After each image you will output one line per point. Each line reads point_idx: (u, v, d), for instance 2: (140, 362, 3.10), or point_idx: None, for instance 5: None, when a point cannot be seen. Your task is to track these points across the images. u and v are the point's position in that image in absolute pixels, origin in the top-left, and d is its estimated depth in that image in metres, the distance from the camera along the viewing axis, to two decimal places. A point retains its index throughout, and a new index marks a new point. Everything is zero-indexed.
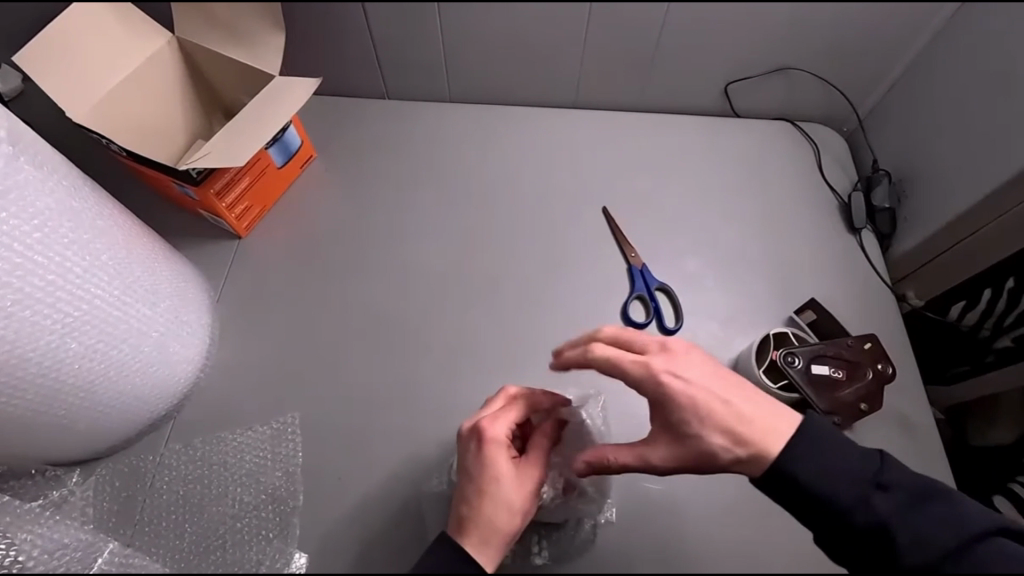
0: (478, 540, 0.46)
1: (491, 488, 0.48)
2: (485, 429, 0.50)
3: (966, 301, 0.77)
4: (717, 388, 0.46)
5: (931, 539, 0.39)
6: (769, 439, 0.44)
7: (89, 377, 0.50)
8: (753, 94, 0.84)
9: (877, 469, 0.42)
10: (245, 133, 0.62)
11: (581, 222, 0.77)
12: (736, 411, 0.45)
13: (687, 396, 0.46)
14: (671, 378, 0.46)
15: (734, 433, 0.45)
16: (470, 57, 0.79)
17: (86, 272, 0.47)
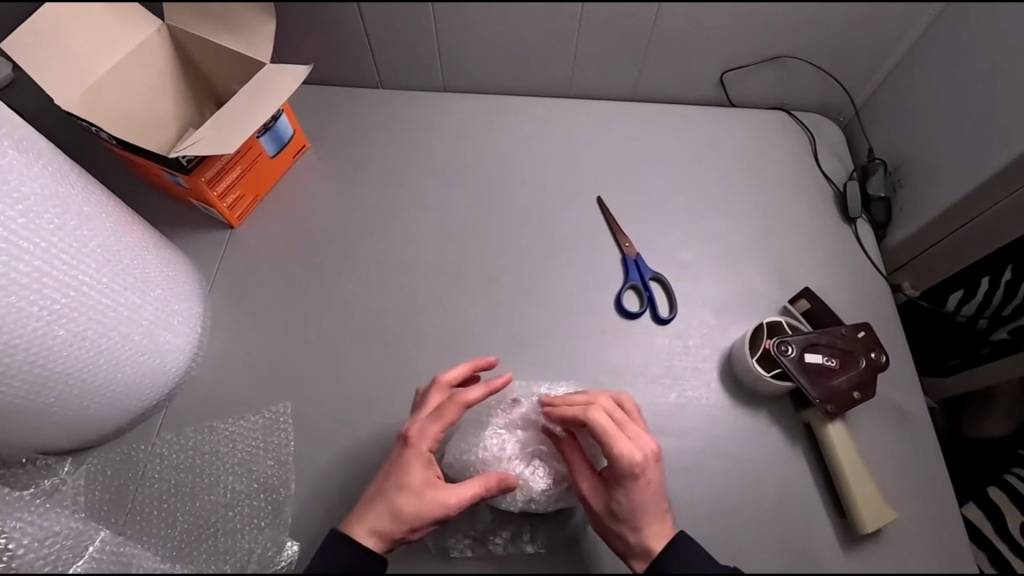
0: (361, 526, 0.52)
1: (392, 488, 0.52)
2: (409, 432, 0.55)
3: (964, 291, 0.76)
4: (653, 495, 0.52)
5: None
6: (655, 543, 0.52)
7: (77, 364, 0.50)
8: (748, 83, 0.83)
9: None
10: (236, 121, 0.62)
11: (575, 212, 0.76)
12: (658, 517, 0.52)
13: (637, 490, 0.52)
14: (641, 474, 0.51)
15: (636, 527, 0.52)
16: (464, 47, 0.79)
17: (72, 259, 0.47)
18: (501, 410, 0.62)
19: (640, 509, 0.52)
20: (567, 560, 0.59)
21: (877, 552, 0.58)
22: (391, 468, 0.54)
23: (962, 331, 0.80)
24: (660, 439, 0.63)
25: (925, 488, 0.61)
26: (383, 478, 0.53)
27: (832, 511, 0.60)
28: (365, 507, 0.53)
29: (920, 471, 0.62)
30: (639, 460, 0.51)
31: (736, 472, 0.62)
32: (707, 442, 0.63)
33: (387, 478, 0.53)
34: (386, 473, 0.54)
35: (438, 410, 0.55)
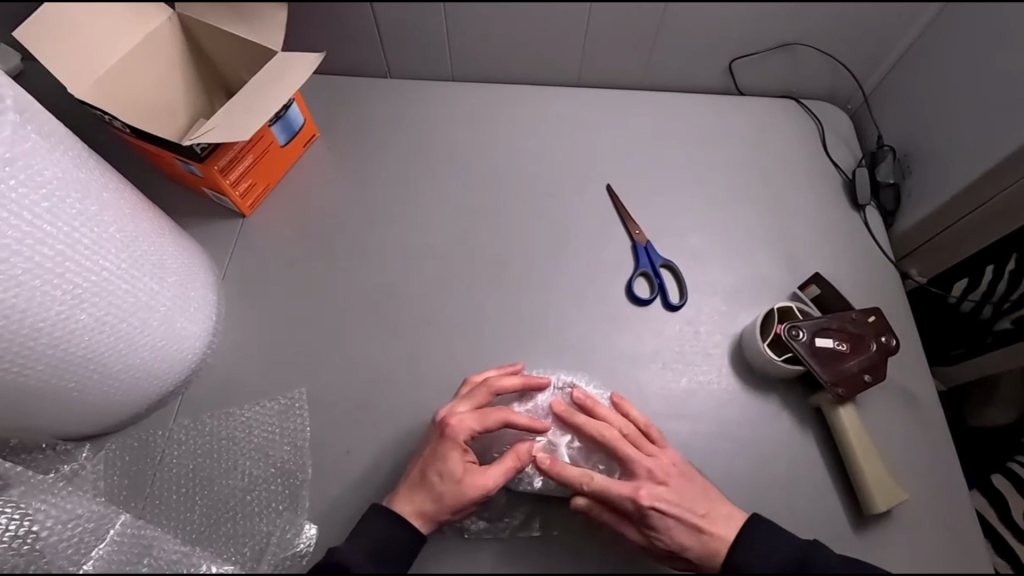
0: (403, 503, 0.55)
1: (433, 476, 0.55)
2: (449, 423, 0.56)
3: (969, 280, 0.77)
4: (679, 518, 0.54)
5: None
6: (697, 550, 0.54)
7: (98, 348, 0.50)
8: (756, 72, 0.83)
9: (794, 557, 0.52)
10: (250, 109, 0.62)
11: (585, 200, 0.77)
12: (690, 528, 0.54)
13: (655, 519, 0.54)
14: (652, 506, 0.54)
15: (670, 542, 0.54)
16: (473, 37, 0.79)
17: (94, 243, 0.47)
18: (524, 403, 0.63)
19: (666, 529, 0.54)
20: (582, 543, 0.60)
21: (888, 532, 0.59)
22: (430, 456, 0.56)
23: (966, 320, 0.81)
24: (672, 423, 0.64)
25: (935, 470, 0.62)
26: (423, 465, 0.56)
27: (843, 493, 0.61)
28: (409, 489, 0.56)
29: (930, 454, 0.63)
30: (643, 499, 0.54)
31: (749, 456, 0.62)
32: (718, 426, 0.64)
33: (426, 466, 0.56)
34: (426, 459, 0.56)
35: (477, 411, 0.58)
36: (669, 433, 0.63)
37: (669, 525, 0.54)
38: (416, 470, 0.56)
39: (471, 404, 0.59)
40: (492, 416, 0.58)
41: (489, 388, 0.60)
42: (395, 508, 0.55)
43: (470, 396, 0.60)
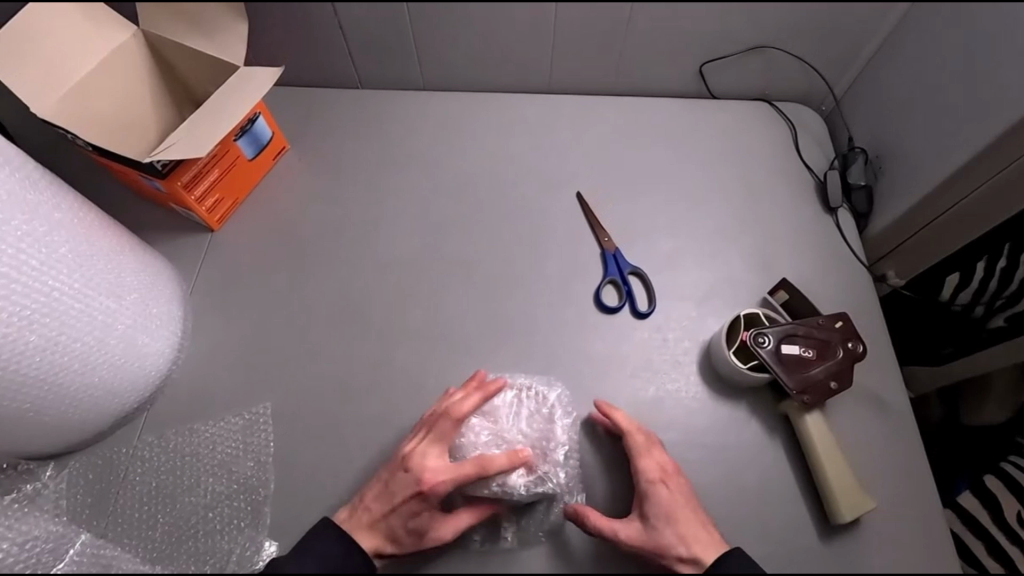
0: (363, 529, 0.55)
1: (398, 527, 0.55)
2: (425, 479, 0.55)
3: (960, 278, 0.77)
4: (688, 505, 0.56)
5: None
6: (706, 550, 0.54)
7: (52, 369, 0.50)
8: (728, 75, 0.82)
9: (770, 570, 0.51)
10: (208, 125, 0.62)
11: (555, 208, 0.76)
12: (700, 523, 0.55)
13: (670, 502, 0.56)
14: (669, 485, 0.57)
15: (680, 532, 0.54)
16: (441, 46, 0.78)
17: (43, 265, 0.48)
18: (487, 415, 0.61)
19: (678, 516, 0.55)
20: (547, 558, 0.59)
21: (859, 538, 0.58)
22: (398, 511, 0.55)
23: (956, 318, 0.82)
24: None
25: (907, 476, 0.61)
26: (389, 514, 0.55)
27: (812, 500, 0.60)
28: (366, 524, 0.55)
29: (901, 461, 0.62)
30: (663, 475, 0.57)
31: (717, 466, 0.61)
32: (686, 435, 0.63)
33: (394, 517, 0.55)
34: (392, 510, 0.55)
35: (458, 469, 0.55)
36: None
37: (668, 507, 0.55)
38: (378, 508, 0.56)
39: (442, 449, 0.57)
40: (464, 467, 0.55)
41: (456, 416, 0.58)
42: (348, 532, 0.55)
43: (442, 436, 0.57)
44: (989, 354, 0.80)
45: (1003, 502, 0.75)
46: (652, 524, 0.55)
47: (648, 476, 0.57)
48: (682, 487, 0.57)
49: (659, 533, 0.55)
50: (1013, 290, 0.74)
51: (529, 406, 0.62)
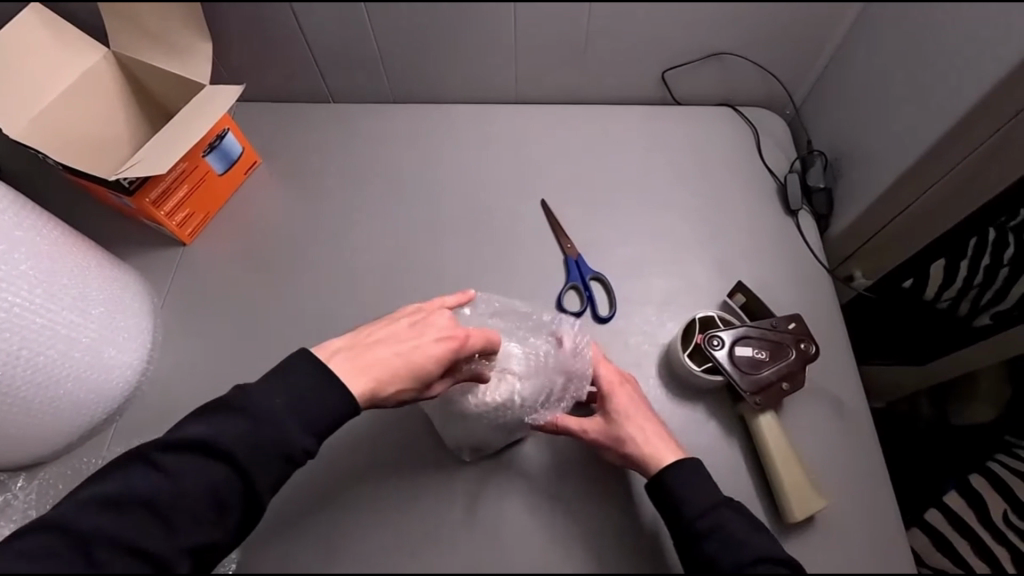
0: (355, 378, 0.50)
1: (387, 369, 0.52)
2: (422, 314, 0.57)
3: (948, 259, 0.77)
4: (645, 418, 0.60)
5: (742, 545, 0.50)
6: (665, 455, 0.57)
7: (15, 381, 0.52)
8: (690, 83, 0.83)
9: (722, 502, 0.53)
10: (175, 141, 0.64)
11: (520, 216, 0.78)
12: (657, 434, 0.59)
13: (626, 410, 0.60)
14: (621, 397, 0.61)
15: (641, 440, 0.58)
16: (408, 61, 0.80)
17: (1, 280, 0.50)
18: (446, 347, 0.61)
19: (636, 423, 0.59)
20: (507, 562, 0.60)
21: (815, 536, 0.59)
22: (418, 335, 0.54)
23: (943, 317, 0.84)
24: None
25: (865, 475, 0.62)
26: (388, 360, 0.52)
27: (768, 502, 0.60)
28: (362, 372, 0.51)
29: (860, 463, 0.62)
30: (615, 384, 0.62)
31: None
32: None
33: (383, 359, 0.52)
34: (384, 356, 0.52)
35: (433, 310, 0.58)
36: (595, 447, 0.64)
37: (627, 410, 0.60)
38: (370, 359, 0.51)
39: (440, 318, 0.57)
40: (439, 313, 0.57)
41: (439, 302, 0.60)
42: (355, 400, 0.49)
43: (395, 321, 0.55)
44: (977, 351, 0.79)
45: (991, 504, 0.74)
46: (613, 433, 0.59)
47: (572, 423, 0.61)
48: (634, 398, 0.62)
49: (620, 442, 0.59)
50: (999, 286, 0.74)
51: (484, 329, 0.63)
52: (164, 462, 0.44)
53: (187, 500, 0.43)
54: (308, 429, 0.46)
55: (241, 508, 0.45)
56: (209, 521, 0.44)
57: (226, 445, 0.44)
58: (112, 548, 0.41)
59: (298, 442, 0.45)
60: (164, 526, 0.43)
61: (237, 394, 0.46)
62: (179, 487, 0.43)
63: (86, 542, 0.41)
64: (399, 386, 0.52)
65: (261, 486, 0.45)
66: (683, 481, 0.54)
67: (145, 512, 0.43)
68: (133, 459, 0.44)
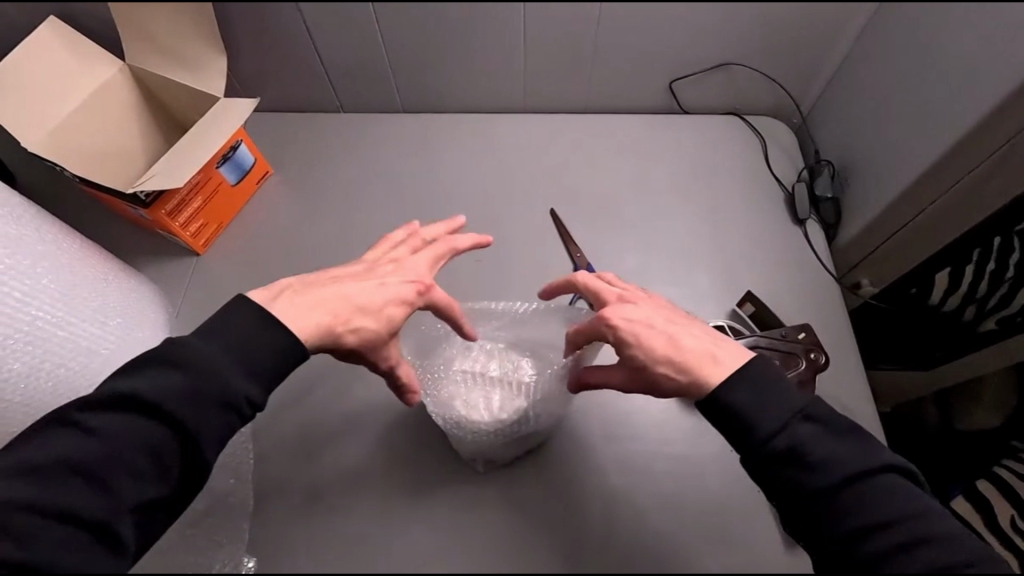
0: (296, 313, 0.46)
1: (340, 307, 0.48)
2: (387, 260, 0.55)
3: (952, 268, 0.75)
4: (668, 330, 0.50)
5: (834, 463, 0.42)
6: (708, 368, 0.47)
7: (37, 395, 0.53)
8: (697, 91, 0.84)
9: (798, 409, 0.44)
10: (191, 153, 0.66)
11: (529, 225, 0.78)
12: (691, 342, 0.49)
13: (639, 331, 0.50)
14: (630, 319, 0.51)
15: (675, 357, 0.49)
16: (417, 70, 0.80)
17: (25, 295, 0.51)
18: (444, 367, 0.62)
19: (657, 341, 0.49)
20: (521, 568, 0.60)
21: None
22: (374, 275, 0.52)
23: (947, 320, 0.82)
24: (614, 445, 0.65)
25: None
26: (344, 296, 0.49)
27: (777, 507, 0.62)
28: (307, 305, 0.47)
29: None
30: (614, 308, 0.51)
31: (675, 477, 0.64)
32: (656, 446, 0.65)
33: (335, 293, 0.49)
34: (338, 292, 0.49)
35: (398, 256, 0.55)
36: (608, 456, 0.65)
37: (638, 328, 0.50)
38: (323, 294, 0.48)
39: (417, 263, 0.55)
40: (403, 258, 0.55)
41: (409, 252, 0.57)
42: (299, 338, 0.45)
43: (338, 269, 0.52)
44: (979, 357, 0.78)
45: (993, 507, 0.73)
46: (637, 367, 0.51)
47: (602, 378, 0.55)
48: (652, 313, 0.52)
49: (653, 373, 0.50)
50: (1003, 293, 0.71)
51: (477, 353, 0.63)
52: (90, 423, 0.41)
53: (119, 459, 0.40)
54: (243, 368, 0.43)
55: (183, 462, 0.42)
56: (150, 474, 0.41)
57: (163, 402, 0.41)
58: (49, 518, 0.40)
59: (234, 386, 0.42)
60: (102, 488, 0.40)
61: (171, 344, 0.43)
62: (106, 446, 0.40)
63: (17, 514, 0.39)
64: (355, 318, 0.49)
65: (202, 435, 0.41)
66: (747, 395, 0.45)
67: (76, 475, 0.40)
68: (55, 423, 0.42)
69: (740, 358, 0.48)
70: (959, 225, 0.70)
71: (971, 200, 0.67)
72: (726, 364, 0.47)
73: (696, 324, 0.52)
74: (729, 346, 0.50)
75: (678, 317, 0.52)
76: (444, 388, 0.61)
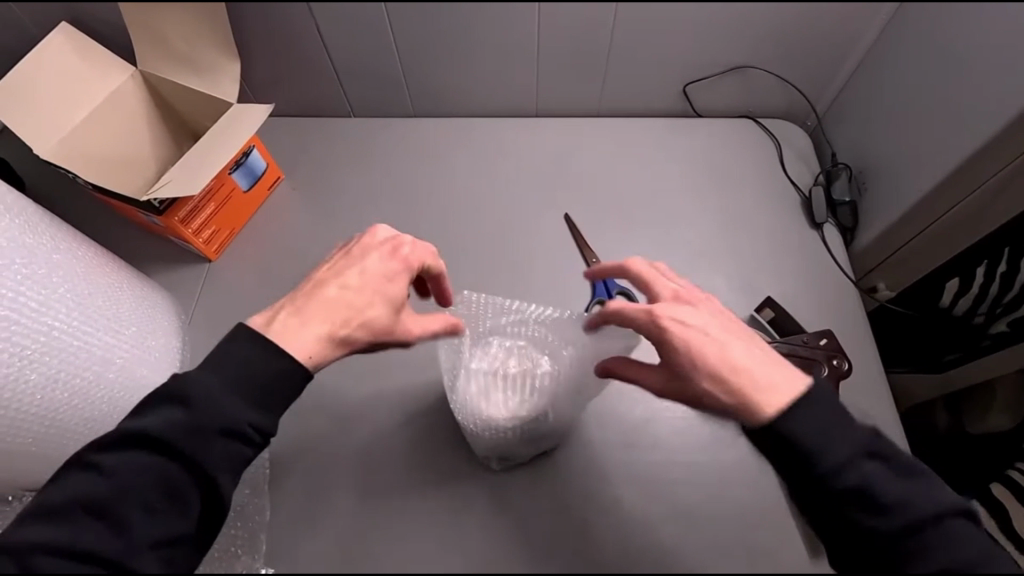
0: (289, 334, 0.45)
1: (336, 321, 0.47)
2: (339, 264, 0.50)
3: (960, 279, 0.78)
4: (722, 342, 0.49)
5: (897, 501, 0.42)
6: (766, 395, 0.46)
7: (53, 404, 0.53)
8: (712, 95, 0.83)
9: (865, 445, 0.44)
10: (206, 160, 0.65)
11: (544, 231, 0.78)
12: (748, 363, 0.48)
13: (691, 338, 0.49)
14: (684, 324, 0.50)
15: (729, 376, 0.47)
16: (431, 75, 0.79)
17: (41, 305, 0.51)
18: (468, 364, 0.62)
19: (709, 351, 0.48)
20: None
21: None
22: (342, 286, 0.49)
23: (957, 324, 0.83)
24: (633, 454, 0.64)
25: None
26: (331, 313, 0.47)
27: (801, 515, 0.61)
28: (298, 329, 0.46)
29: None
30: (667, 306, 0.50)
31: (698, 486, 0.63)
32: (677, 454, 0.64)
33: (314, 310, 0.47)
34: (317, 307, 0.47)
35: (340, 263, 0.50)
36: (630, 463, 0.64)
37: (690, 339, 0.49)
38: (306, 314, 0.47)
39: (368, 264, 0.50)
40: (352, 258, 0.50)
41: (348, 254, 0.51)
42: (304, 361, 0.45)
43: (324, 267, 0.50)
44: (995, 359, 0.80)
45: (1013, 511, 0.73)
46: (681, 375, 0.50)
47: (636, 377, 0.54)
48: (705, 319, 0.50)
49: (701, 386, 0.49)
50: (1015, 292, 0.74)
51: (498, 351, 0.62)
52: (99, 462, 0.42)
53: (132, 495, 0.41)
54: (248, 396, 0.43)
55: (197, 496, 0.42)
56: (160, 510, 0.41)
57: (169, 436, 0.41)
58: (67, 557, 0.40)
59: (235, 415, 0.42)
60: (112, 526, 0.41)
61: (175, 380, 0.43)
62: (117, 482, 0.41)
63: (31, 552, 0.40)
64: (358, 322, 0.48)
65: (211, 468, 0.42)
66: (813, 429, 0.43)
67: (88, 514, 0.41)
68: (71, 465, 0.43)
69: (799, 388, 0.45)
70: (982, 229, 0.70)
71: (990, 204, 0.68)
72: (784, 390, 0.46)
73: (754, 340, 0.51)
74: (791, 370, 0.48)
75: (736, 330, 0.51)
76: (467, 386, 0.61)
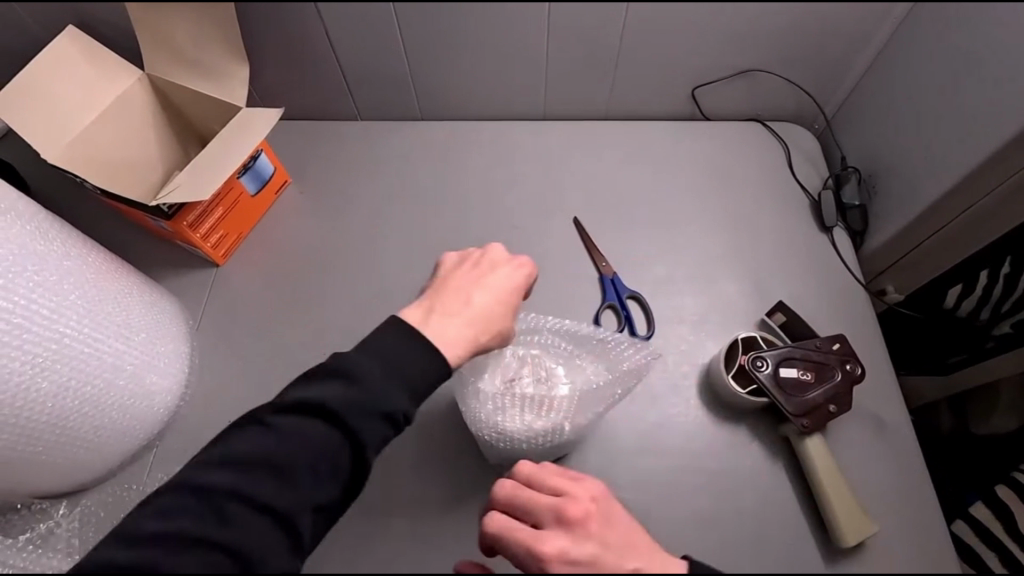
0: (451, 340, 0.48)
1: (485, 330, 0.50)
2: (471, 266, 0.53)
3: (963, 286, 0.77)
4: (614, 573, 0.42)
5: None
6: None
7: (62, 412, 0.53)
8: (720, 98, 0.82)
9: None
10: (215, 165, 0.65)
11: (553, 235, 0.77)
12: None
13: None
14: (568, 531, 0.45)
15: None
16: (438, 80, 0.79)
17: (52, 312, 0.51)
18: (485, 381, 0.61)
19: None
20: None
21: (862, 555, 0.60)
22: (486, 292, 0.52)
23: (961, 326, 0.82)
24: (645, 458, 0.64)
25: (904, 492, 0.63)
26: (483, 319, 0.50)
27: (813, 520, 0.61)
28: (459, 335, 0.48)
29: (898, 478, 0.64)
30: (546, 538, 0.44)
31: (710, 489, 0.63)
32: (689, 458, 0.64)
33: (467, 315, 0.50)
34: (471, 315, 0.50)
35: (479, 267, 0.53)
36: (642, 468, 0.64)
37: None
38: (463, 321, 0.49)
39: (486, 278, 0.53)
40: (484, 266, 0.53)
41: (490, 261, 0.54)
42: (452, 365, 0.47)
43: (473, 258, 0.54)
44: (996, 362, 0.79)
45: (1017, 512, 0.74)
46: None
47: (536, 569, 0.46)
48: (586, 554, 0.43)
49: None
50: (1019, 293, 0.73)
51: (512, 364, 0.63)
52: (279, 423, 0.44)
53: (304, 458, 0.43)
54: (403, 384, 0.45)
55: (351, 468, 0.44)
56: (325, 478, 0.43)
57: (337, 406, 0.43)
58: (252, 505, 0.41)
59: (395, 400, 0.44)
60: (289, 483, 0.42)
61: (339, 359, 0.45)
62: (289, 445, 0.43)
63: (216, 501, 0.41)
64: (495, 332, 0.51)
65: (369, 442, 0.44)
66: None
67: (268, 472, 0.42)
68: (249, 420, 0.45)
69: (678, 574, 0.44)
70: (992, 232, 0.70)
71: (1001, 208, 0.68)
72: None
73: (635, 547, 0.45)
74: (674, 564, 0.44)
75: (625, 552, 0.44)
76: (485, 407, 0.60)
